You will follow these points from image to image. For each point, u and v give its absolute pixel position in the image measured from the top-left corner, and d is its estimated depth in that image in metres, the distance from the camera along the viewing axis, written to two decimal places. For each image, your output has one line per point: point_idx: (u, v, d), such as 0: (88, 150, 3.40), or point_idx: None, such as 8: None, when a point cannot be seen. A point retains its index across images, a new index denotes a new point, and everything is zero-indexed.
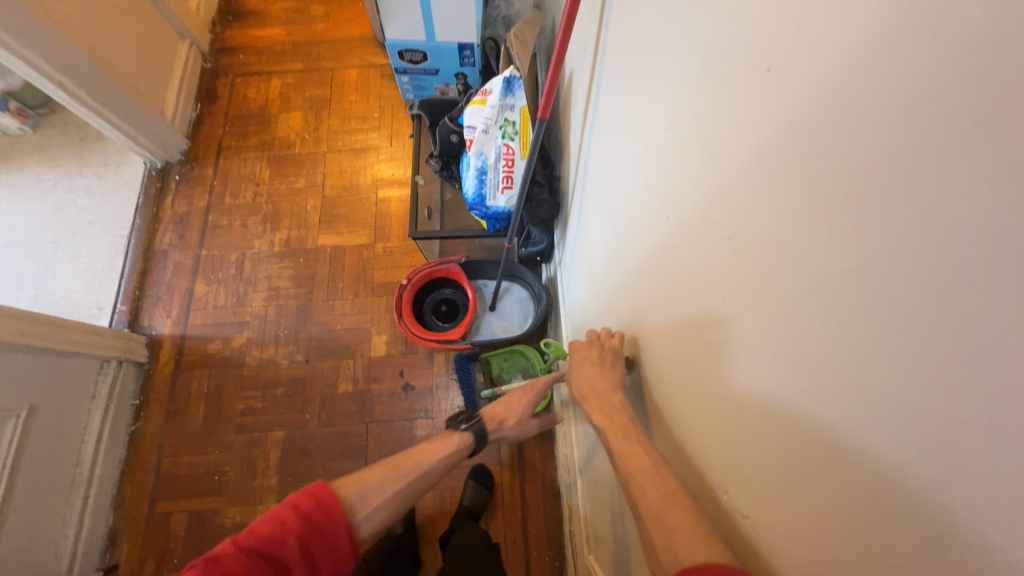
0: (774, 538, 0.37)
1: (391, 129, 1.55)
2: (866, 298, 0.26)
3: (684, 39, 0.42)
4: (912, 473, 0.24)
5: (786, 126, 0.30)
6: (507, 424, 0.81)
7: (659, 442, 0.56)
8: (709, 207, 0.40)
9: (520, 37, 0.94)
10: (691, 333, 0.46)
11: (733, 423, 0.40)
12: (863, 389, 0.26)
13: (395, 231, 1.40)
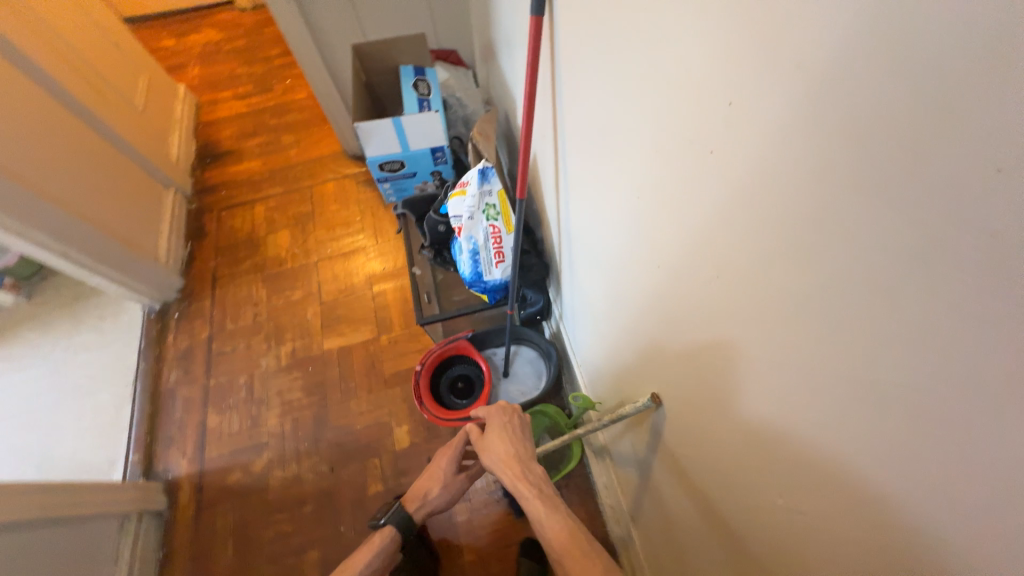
0: (836, 543, 0.39)
1: (374, 228, 1.67)
2: (843, 310, 0.31)
3: (633, 126, 0.51)
4: (930, 450, 0.28)
5: (734, 185, 0.37)
6: (432, 495, 0.88)
7: (702, 470, 0.59)
8: (691, 253, 0.47)
9: (483, 133, 1.09)
10: (705, 363, 0.51)
11: (767, 438, 0.44)
12: (869, 386, 0.31)
13: (396, 320, 1.46)
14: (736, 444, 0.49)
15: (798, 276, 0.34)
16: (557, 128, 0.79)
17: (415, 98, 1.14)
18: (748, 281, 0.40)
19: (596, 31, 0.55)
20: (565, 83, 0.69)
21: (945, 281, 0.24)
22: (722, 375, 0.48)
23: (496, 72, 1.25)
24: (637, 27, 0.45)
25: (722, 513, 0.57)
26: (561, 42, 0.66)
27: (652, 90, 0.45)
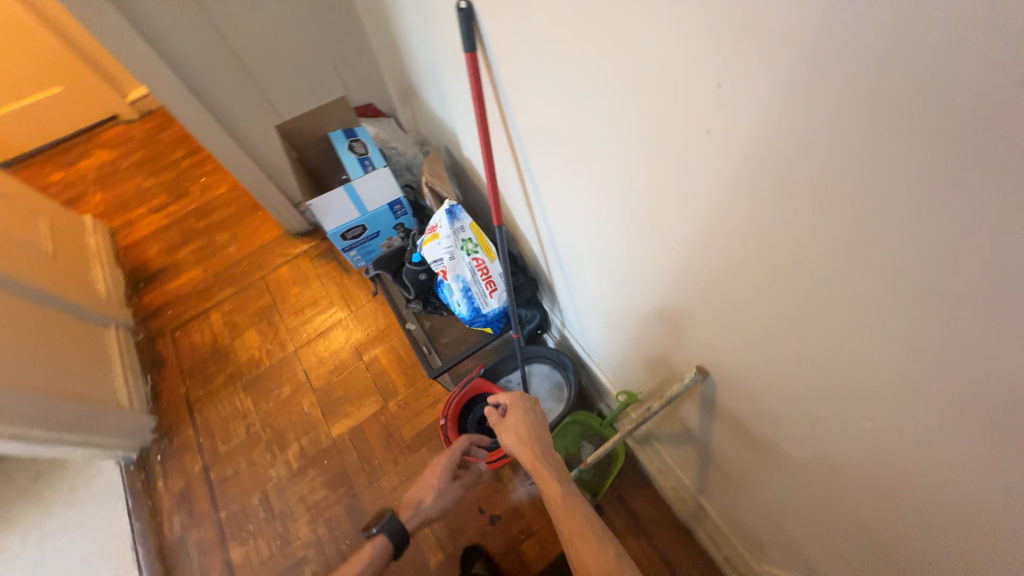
0: (935, 453, 0.40)
1: (345, 298, 1.61)
2: (890, 238, 0.33)
3: (610, 128, 0.54)
4: (1017, 342, 0.30)
5: (745, 151, 0.39)
6: (425, 503, 0.91)
7: (769, 426, 0.60)
8: (707, 224, 0.49)
9: (434, 174, 1.10)
10: (747, 322, 0.53)
11: (834, 376, 0.46)
12: (935, 299, 0.33)
13: (399, 382, 1.40)
14: (796, 388, 0.51)
15: (821, 221, 0.37)
16: (515, 148, 0.81)
17: (355, 159, 1.12)
18: (771, 237, 0.43)
19: (541, 53, 0.58)
20: (516, 106, 0.71)
21: (976, 190, 0.27)
22: (764, 328, 0.51)
23: (423, 113, 1.26)
24: (592, 40, 0.48)
25: (801, 458, 0.58)
26: (502, 70, 0.69)
27: (626, 91, 0.48)
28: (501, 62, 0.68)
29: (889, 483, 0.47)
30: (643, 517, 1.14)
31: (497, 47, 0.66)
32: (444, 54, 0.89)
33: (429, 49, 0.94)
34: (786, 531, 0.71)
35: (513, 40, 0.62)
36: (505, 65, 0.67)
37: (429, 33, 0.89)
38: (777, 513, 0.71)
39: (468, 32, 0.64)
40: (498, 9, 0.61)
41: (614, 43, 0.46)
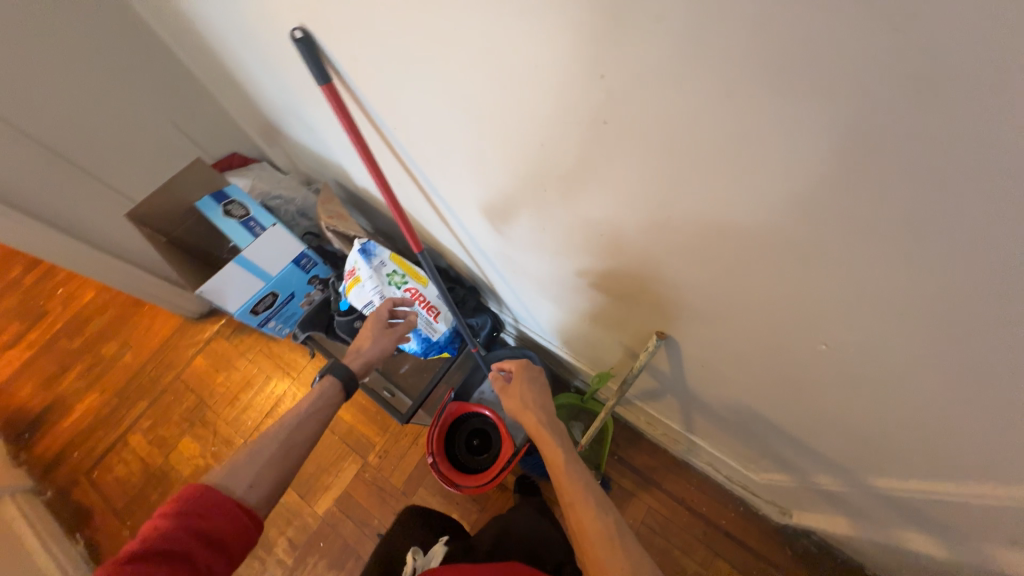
0: (886, 333, 0.45)
1: (282, 366, 1.47)
2: (811, 158, 0.35)
3: (514, 128, 0.54)
4: (940, 220, 0.33)
5: (657, 105, 0.40)
6: (365, 348, 0.81)
7: (738, 355, 0.65)
8: (638, 187, 0.50)
9: (331, 214, 1.00)
10: (698, 268, 0.55)
11: (788, 293, 0.49)
12: (862, 202, 0.36)
13: (372, 432, 1.32)
14: (756, 313, 0.55)
15: (737, 173, 0.40)
16: (415, 168, 0.78)
17: (238, 224, 0.98)
18: (694, 196, 0.46)
19: (419, 70, 0.55)
20: (405, 126, 0.68)
21: (879, 95, 0.29)
22: (708, 274, 0.55)
23: (297, 151, 1.14)
24: (470, 47, 0.47)
25: (773, 375, 0.64)
26: (376, 95, 0.65)
27: (518, 94, 0.49)
28: (373, 87, 0.63)
29: (851, 370, 0.52)
30: (647, 468, 1.20)
31: (364, 73, 0.62)
32: (299, 89, 0.80)
33: (280, 85, 0.84)
34: (771, 441, 0.79)
35: (381, 63, 0.58)
36: (378, 90, 0.63)
37: (275, 69, 0.80)
38: (760, 427, 0.78)
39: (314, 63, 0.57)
40: (353, 34, 0.56)
41: (495, 52, 0.46)
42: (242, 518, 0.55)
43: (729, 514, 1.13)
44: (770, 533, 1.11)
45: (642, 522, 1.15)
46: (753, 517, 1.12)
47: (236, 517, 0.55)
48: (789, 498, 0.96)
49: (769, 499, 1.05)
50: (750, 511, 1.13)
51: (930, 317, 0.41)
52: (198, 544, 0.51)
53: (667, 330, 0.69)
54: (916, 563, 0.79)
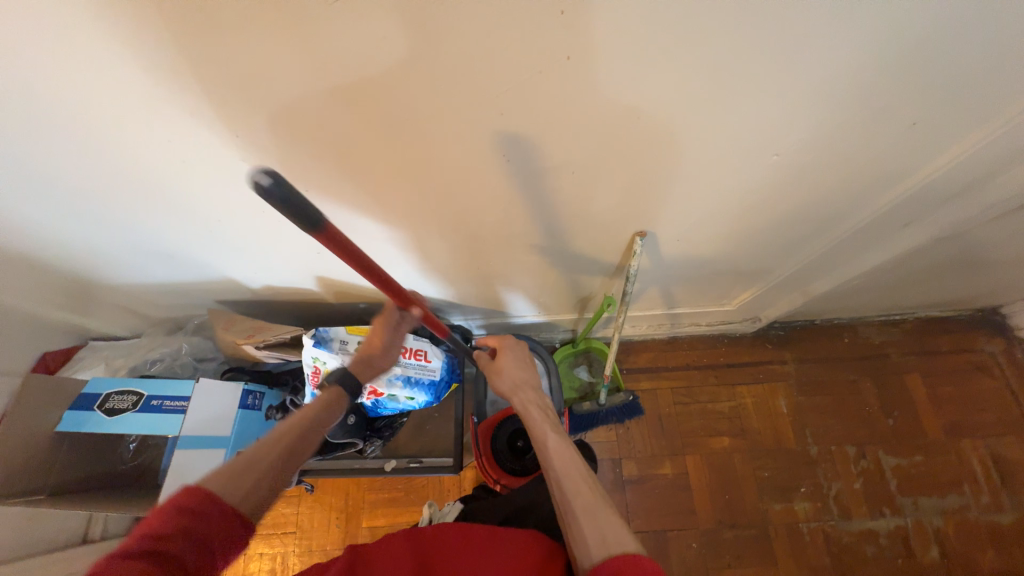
0: (821, 135, 0.56)
1: (265, 534, 1.18)
2: (761, 11, 0.41)
3: (454, 125, 0.52)
4: (859, 17, 0.41)
5: (616, 23, 0.41)
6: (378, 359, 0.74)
7: (699, 220, 0.76)
8: (601, 114, 0.52)
9: (253, 332, 0.83)
10: (664, 160, 0.60)
11: (743, 143, 0.57)
12: (803, 29, 0.42)
13: (414, 517, 1.19)
14: (715, 175, 0.64)
15: (683, 63, 0.46)
16: (339, 216, 0.70)
17: (139, 413, 0.76)
18: (650, 100, 0.50)
19: (325, 106, 0.49)
20: (320, 174, 0.60)
21: None
22: (665, 164, 0.61)
23: (147, 293, 0.90)
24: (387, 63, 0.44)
25: (729, 218, 0.76)
26: (276, 154, 0.56)
27: (457, 80, 0.46)
28: (267, 145, 0.55)
29: (790, 179, 0.65)
30: (652, 361, 1.33)
31: (252, 133, 0.53)
32: (147, 201, 0.65)
33: (110, 214, 0.67)
34: (734, 270, 0.95)
35: (276, 115, 0.50)
36: (277, 148, 0.55)
37: (97, 195, 0.62)
38: (726, 264, 0.92)
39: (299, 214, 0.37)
40: (227, 94, 0.48)
41: (423, 49, 0.43)
42: (237, 528, 0.52)
43: (722, 349, 1.35)
44: (752, 342, 1.35)
45: (674, 403, 1.29)
46: (735, 340, 1.35)
47: (237, 524, 0.52)
48: (757, 306, 1.18)
49: (741, 318, 1.27)
50: (732, 337, 1.36)
51: (851, 104, 0.51)
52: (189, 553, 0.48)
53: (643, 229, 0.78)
54: (849, 289, 1.06)
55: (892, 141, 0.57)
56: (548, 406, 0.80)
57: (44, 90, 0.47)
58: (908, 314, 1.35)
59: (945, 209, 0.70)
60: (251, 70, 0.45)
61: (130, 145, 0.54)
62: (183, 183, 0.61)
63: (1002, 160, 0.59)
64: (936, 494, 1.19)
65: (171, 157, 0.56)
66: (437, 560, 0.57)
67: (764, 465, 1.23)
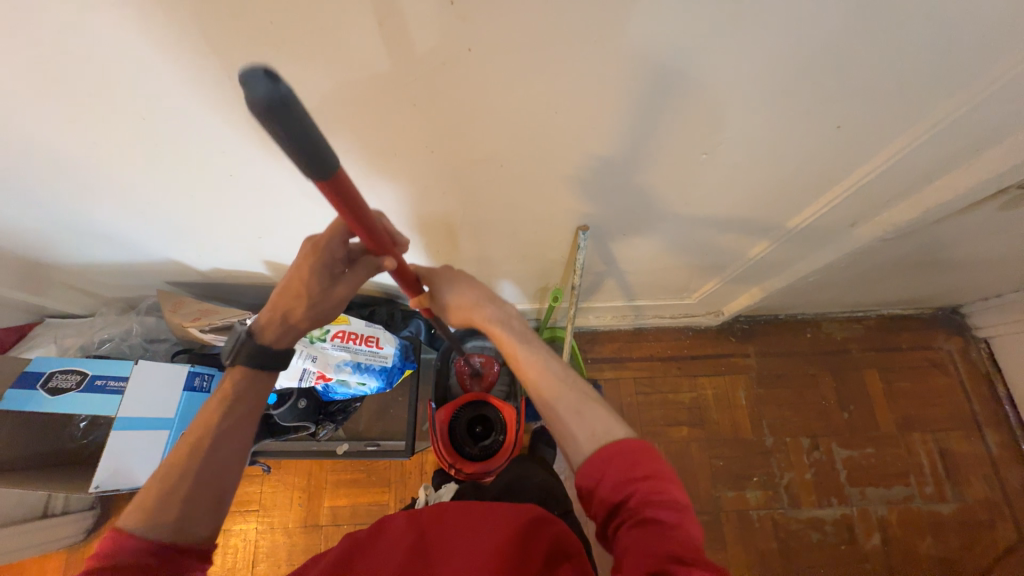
0: (745, 135, 0.56)
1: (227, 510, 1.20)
2: (655, 14, 0.41)
3: (376, 114, 0.52)
4: (756, 26, 0.41)
5: (510, 15, 0.41)
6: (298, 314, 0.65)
7: (645, 213, 0.75)
8: (518, 106, 0.51)
9: (197, 316, 0.83)
10: (594, 155, 0.60)
11: (668, 141, 0.57)
12: (699, 34, 0.42)
13: (376, 496, 1.21)
14: (650, 171, 0.64)
15: (596, 55, 0.45)
16: (279, 200, 0.69)
17: (80, 394, 0.76)
18: (568, 95, 0.50)
19: (239, 88, 0.48)
20: (248, 156, 0.59)
21: None
22: (602, 157, 0.60)
23: (94, 274, 0.89)
24: (290, 51, 0.44)
25: (676, 213, 0.75)
26: (200, 135, 0.55)
27: (367, 65, 0.45)
28: (185, 128, 0.54)
29: (725, 178, 0.65)
30: (617, 351, 1.35)
31: (167, 116, 0.52)
32: (79, 185, 0.64)
33: (45, 197, 0.65)
34: (692, 264, 0.95)
35: (190, 95, 0.49)
36: (200, 129, 0.54)
37: (24, 175, 0.61)
38: (682, 259, 0.93)
39: (298, 142, 0.34)
40: (129, 77, 0.47)
41: (321, 35, 0.42)
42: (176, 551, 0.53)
43: (687, 341, 1.36)
44: (716, 335, 1.37)
45: (636, 392, 1.31)
46: (700, 332, 1.37)
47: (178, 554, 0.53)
48: (718, 299, 1.19)
49: (705, 311, 1.28)
50: (697, 329, 1.37)
51: (768, 107, 0.51)
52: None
53: (585, 223, 0.78)
54: (807, 285, 1.07)
55: (819, 142, 0.57)
56: (511, 315, 0.75)
57: None
58: (871, 311, 1.37)
59: (888, 211, 0.70)
60: (146, 49, 0.44)
61: (43, 126, 0.53)
62: (111, 165, 0.60)
63: (934, 164, 0.58)
64: (884, 485, 1.23)
65: (85, 136, 0.54)
66: (436, 540, 0.62)
67: (719, 455, 1.26)
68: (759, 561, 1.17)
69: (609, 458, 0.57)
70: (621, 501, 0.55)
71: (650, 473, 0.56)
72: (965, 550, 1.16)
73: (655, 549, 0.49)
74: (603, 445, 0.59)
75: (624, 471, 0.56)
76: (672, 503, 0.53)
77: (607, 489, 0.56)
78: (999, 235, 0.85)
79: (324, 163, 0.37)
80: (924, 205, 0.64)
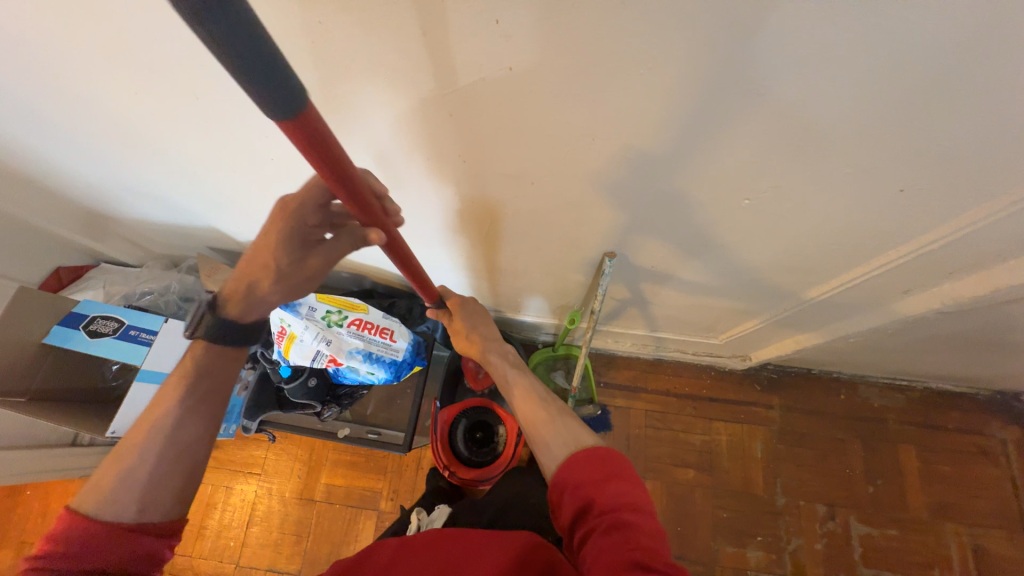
0: (796, 184, 0.52)
1: (233, 467, 1.26)
2: (711, 52, 0.39)
3: (418, 117, 0.52)
4: (819, 76, 0.39)
5: (557, 37, 0.39)
6: (264, 287, 0.58)
7: (678, 248, 0.72)
8: (554, 126, 0.50)
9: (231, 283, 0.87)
10: (629, 183, 0.58)
11: (710, 179, 0.55)
12: (755, 77, 0.40)
13: (370, 481, 1.23)
14: (687, 207, 0.61)
15: (650, 83, 0.43)
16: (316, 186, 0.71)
17: (116, 339, 0.81)
18: (615, 120, 0.48)
19: None
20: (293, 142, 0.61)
21: None
22: (638, 185, 0.58)
23: (144, 228, 0.94)
24: (337, 50, 0.44)
25: (712, 253, 0.72)
26: (251, 116, 0.57)
27: (415, 70, 0.45)
28: (237, 107, 0.56)
29: (769, 224, 0.61)
30: (632, 379, 1.31)
31: (222, 95, 0.54)
32: (137, 148, 0.68)
33: (109, 154, 0.70)
34: (723, 304, 0.90)
35: None
36: (249, 111, 0.56)
37: (92, 130, 0.65)
38: (712, 298, 0.88)
39: (251, 65, 0.26)
40: (193, 58, 0.49)
41: (371, 40, 0.43)
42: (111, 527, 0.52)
43: (708, 381, 1.30)
44: (741, 380, 1.30)
45: (646, 425, 1.27)
46: (723, 374, 1.30)
47: (111, 529, 0.52)
48: (746, 344, 1.13)
49: (732, 353, 1.22)
50: (720, 371, 1.31)
51: (824, 158, 0.48)
52: (82, 557, 0.49)
53: (613, 250, 0.76)
54: (847, 346, 0.99)
55: (879, 203, 0.52)
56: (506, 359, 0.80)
57: (31, 37, 0.49)
58: (918, 382, 1.26)
59: (947, 284, 0.64)
60: None
61: (114, 88, 0.56)
62: (169, 134, 0.63)
63: (1010, 243, 0.53)
64: (903, 573, 1.13)
65: (149, 101, 0.57)
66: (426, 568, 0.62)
67: (724, 506, 1.20)
68: None
69: (578, 463, 0.56)
70: (587, 504, 0.53)
71: (616, 475, 0.54)
72: None
73: (618, 556, 0.46)
74: (574, 453, 0.57)
75: (591, 474, 0.54)
76: (639, 508, 0.51)
77: (574, 492, 0.54)
78: None
79: (285, 93, 0.29)
80: (992, 284, 0.58)
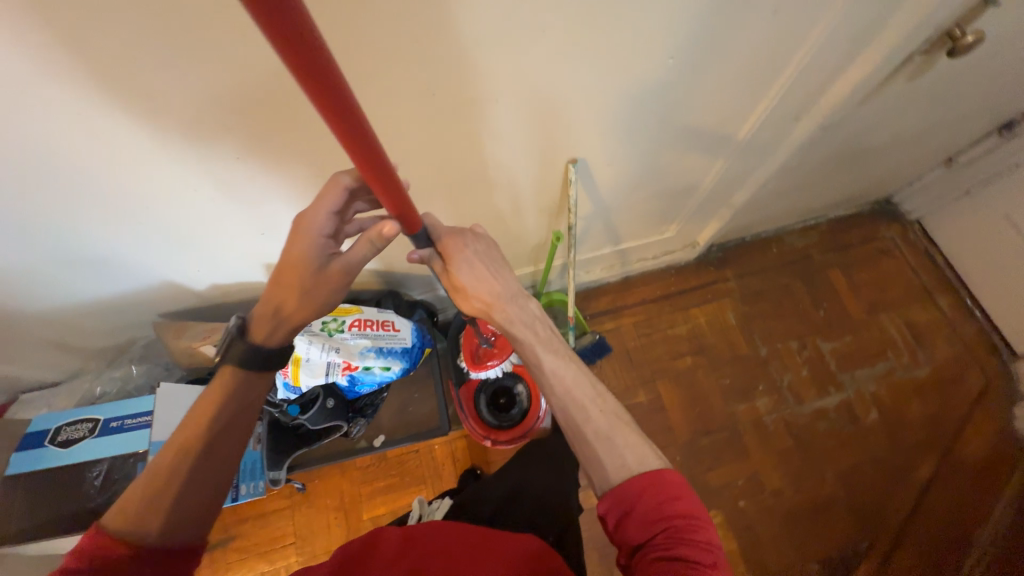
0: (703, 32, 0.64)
1: (262, 552, 1.15)
2: None
3: (379, 57, 0.53)
4: None
5: None
6: (287, 307, 0.60)
7: (624, 138, 0.81)
8: (505, 24, 0.54)
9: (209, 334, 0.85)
10: (577, 73, 0.65)
11: (640, 47, 0.63)
12: None
13: (413, 497, 1.19)
14: (625, 87, 0.70)
15: None
16: (278, 185, 0.71)
17: (98, 439, 0.78)
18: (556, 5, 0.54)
19: (248, 60, 0.50)
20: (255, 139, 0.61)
21: None
22: (583, 74, 0.65)
23: (81, 318, 0.84)
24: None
25: (652, 134, 0.82)
26: (206, 121, 0.57)
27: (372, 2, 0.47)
28: (189, 112, 0.55)
29: (689, 85, 0.73)
30: (612, 302, 1.41)
31: (172, 101, 0.53)
32: (70, 202, 0.62)
33: (34, 220, 0.63)
34: (666, 191, 1.03)
35: (200, 76, 0.51)
36: (203, 113, 0.55)
37: (12, 195, 0.59)
38: (657, 188, 1.00)
39: None
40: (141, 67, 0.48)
41: None
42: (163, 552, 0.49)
43: (672, 278, 1.45)
44: (696, 268, 1.46)
45: (638, 335, 1.38)
46: (682, 268, 1.46)
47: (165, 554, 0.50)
48: (691, 230, 1.28)
49: (682, 245, 1.38)
50: (678, 266, 1.46)
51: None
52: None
53: (574, 156, 0.83)
54: (765, 197, 1.18)
55: (763, 30, 0.65)
56: (536, 319, 0.74)
57: None
58: (822, 217, 1.52)
59: (823, 96, 0.81)
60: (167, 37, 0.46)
61: (43, 131, 0.52)
62: (110, 171, 0.60)
63: (853, 37, 0.69)
64: (869, 364, 1.36)
65: (83, 133, 0.54)
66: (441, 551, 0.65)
67: (724, 373, 1.35)
68: (783, 460, 1.26)
69: (643, 488, 0.58)
70: (654, 531, 0.55)
71: (680, 506, 0.56)
72: (949, 401, 1.31)
73: None
74: (635, 477, 0.59)
75: (656, 503, 0.57)
76: (704, 541, 0.54)
77: (638, 519, 0.57)
78: (907, 113, 0.99)
79: None
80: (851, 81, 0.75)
